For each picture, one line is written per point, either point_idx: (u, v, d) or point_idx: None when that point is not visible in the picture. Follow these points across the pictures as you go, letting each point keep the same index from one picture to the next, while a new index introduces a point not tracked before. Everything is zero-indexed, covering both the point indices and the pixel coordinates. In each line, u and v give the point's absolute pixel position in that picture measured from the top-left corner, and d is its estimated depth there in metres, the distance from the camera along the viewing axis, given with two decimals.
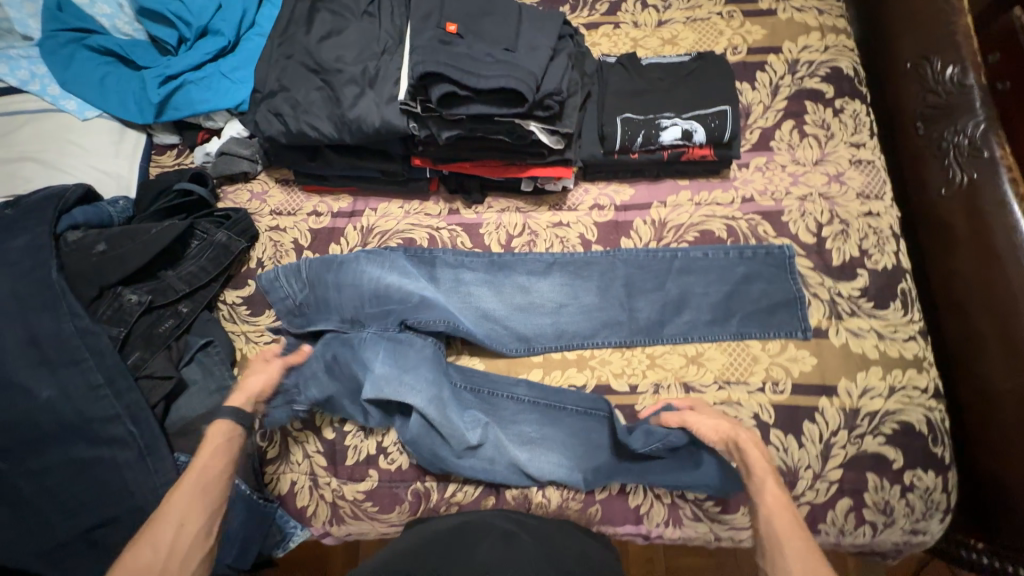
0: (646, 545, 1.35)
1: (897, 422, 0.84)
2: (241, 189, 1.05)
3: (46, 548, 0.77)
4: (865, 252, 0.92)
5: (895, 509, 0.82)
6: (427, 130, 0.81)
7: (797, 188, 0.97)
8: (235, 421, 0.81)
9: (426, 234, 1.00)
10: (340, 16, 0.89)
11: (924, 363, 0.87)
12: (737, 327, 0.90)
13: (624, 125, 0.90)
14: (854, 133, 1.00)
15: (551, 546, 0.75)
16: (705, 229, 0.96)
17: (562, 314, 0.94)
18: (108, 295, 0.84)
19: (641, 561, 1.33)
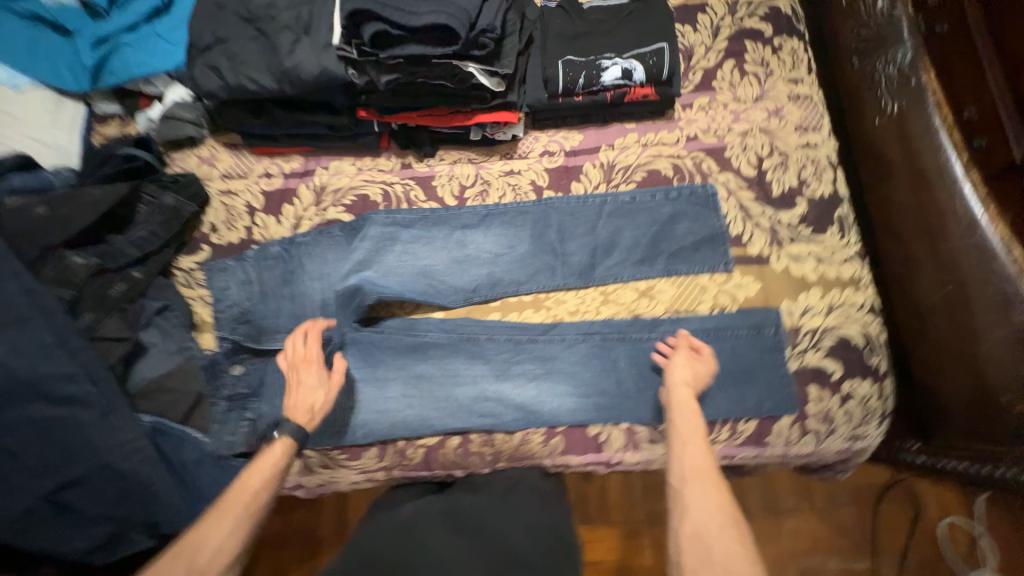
0: (624, 495, 1.39)
1: (836, 337, 0.89)
2: (189, 155, 1.04)
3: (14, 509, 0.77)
4: (804, 181, 0.96)
5: (835, 417, 0.87)
6: (366, 76, 0.82)
7: (739, 125, 0.99)
8: (292, 441, 0.78)
9: (380, 189, 1.01)
10: None
11: (859, 282, 0.92)
12: (665, 265, 0.93)
13: (567, 67, 0.91)
14: (792, 69, 1.03)
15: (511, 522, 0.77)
16: (653, 168, 0.99)
17: (497, 264, 0.95)
18: (53, 257, 0.82)
19: (619, 511, 1.38)
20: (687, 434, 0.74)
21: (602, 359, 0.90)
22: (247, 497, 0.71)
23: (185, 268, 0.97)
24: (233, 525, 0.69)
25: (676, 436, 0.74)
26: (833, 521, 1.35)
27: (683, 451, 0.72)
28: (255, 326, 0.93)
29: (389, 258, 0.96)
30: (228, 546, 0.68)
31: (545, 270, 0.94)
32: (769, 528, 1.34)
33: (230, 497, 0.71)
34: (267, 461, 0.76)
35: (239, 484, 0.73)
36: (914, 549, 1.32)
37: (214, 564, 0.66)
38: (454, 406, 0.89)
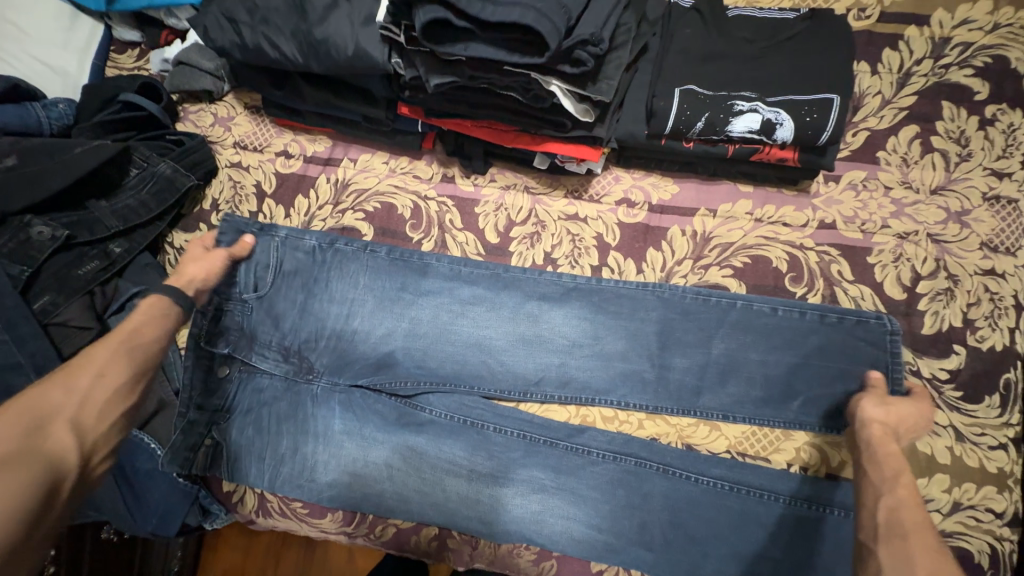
0: None
1: (951, 548, 0.66)
2: (204, 110, 0.88)
3: None
4: (970, 323, 0.69)
5: None
6: (413, 71, 0.60)
7: (898, 222, 0.72)
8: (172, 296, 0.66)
9: (410, 202, 0.82)
10: None
11: (1008, 481, 0.67)
12: (795, 415, 0.69)
13: (684, 101, 0.66)
14: (1001, 157, 0.72)
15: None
16: (761, 254, 0.74)
17: (574, 356, 0.74)
18: (13, 223, 0.69)
19: None
20: (894, 465, 0.58)
21: (631, 488, 0.71)
22: (126, 333, 0.60)
23: (177, 246, 0.83)
24: (121, 368, 0.57)
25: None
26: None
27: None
28: (247, 328, 0.76)
29: (432, 305, 0.76)
30: (116, 370, 0.56)
31: (593, 357, 0.73)
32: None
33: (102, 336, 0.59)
34: (138, 313, 0.63)
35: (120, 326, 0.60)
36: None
37: (103, 385, 0.55)
38: (440, 496, 0.72)
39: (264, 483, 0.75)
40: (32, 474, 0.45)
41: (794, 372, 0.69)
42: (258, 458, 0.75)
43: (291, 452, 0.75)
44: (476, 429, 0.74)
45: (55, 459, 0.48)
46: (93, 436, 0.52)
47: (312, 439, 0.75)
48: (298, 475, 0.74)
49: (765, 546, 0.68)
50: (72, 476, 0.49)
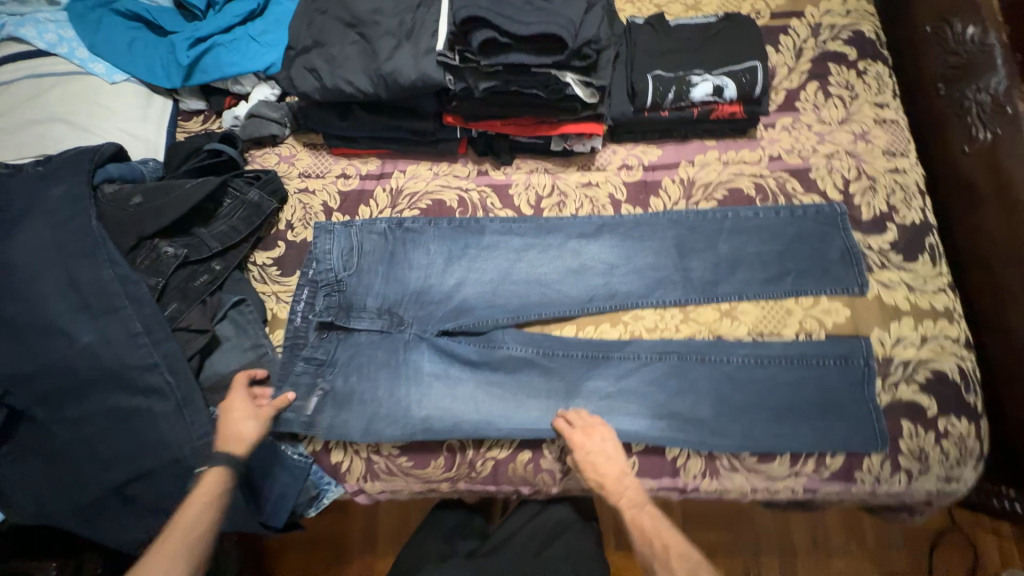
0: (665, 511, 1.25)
1: (931, 370, 0.85)
2: (269, 152, 1.05)
3: (80, 506, 0.78)
4: (894, 207, 0.93)
5: (930, 456, 0.82)
6: (464, 83, 0.83)
7: (824, 147, 0.98)
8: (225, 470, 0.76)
9: (456, 195, 1.01)
10: None
11: (954, 314, 0.88)
12: (792, 285, 0.90)
13: (656, 82, 0.91)
14: (878, 93, 1.01)
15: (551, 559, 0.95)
16: (734, 186, 0.97)
17: (615, 275, 0.93)
18: (146, 246, 0.84)
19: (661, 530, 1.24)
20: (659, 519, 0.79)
21: (681, 380, 0.87)
22: (185, 532, 0.71)
23: (260, 263, 0.97)
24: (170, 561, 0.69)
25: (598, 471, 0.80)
26: (886, 564, 1.23)
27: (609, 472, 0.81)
28: (343, 299, 0.93)
29: (494, 254, 0.96)
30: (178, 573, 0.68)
31: (629, 279, 0.93)
32: (819, 567, 1.22)
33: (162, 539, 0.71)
34: (201, 491, 0.74)
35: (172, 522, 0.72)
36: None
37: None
38: (523, 414, 0.87)
39: (361, 423, 0.86)
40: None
41: (779, 265, 0.91)
42: (360, 409, 0.87)
43: (389, 394, 0.89)
44: (546, 350, 0.91)
45: None
46: None
47: (407, 381, 0.90)
48: (394, 418, 0.87)
49: (794, 401, 0.85)
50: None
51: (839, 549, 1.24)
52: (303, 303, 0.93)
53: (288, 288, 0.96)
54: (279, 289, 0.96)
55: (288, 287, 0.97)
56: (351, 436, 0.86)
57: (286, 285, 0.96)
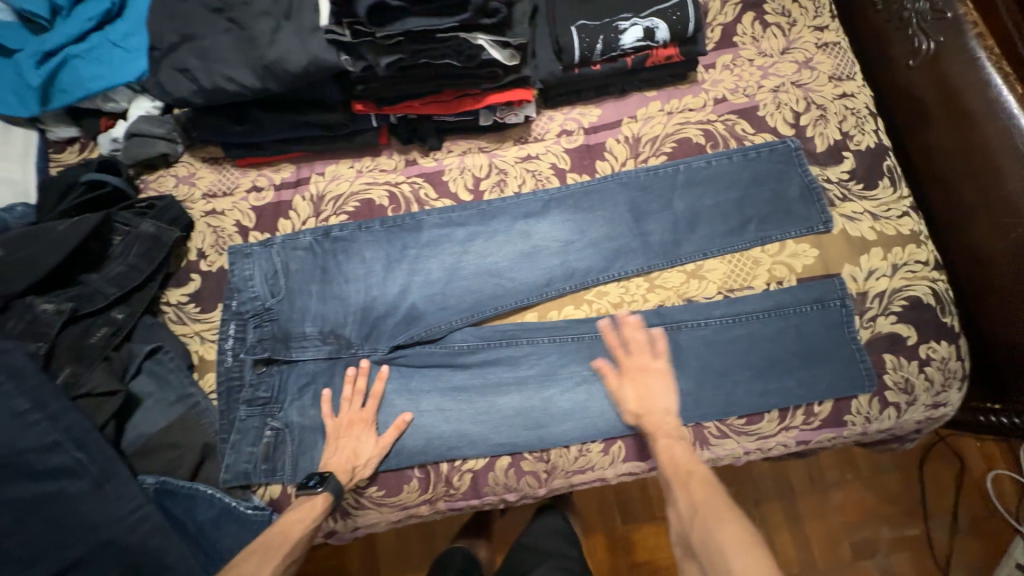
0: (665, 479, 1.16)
1: (906, 298, 0.82)
2: (164, 175, 0.92)
3: None
4: (847, 134, 0.89)
5: (915, 385, 0.80)
6: (363, 61, 0.71)
7: (769, 81, 0.91)
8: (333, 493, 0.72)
9: (385, 191, 0.90)
10: None
11: (921, 236, 0.84)
12: (756, 233, 0.84)
13: (581, 33, 0.82)
14: (816, 16, 0.95)
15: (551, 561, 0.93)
16: (682, 137, 0.90)
17: (571, 251, 0.86)
18: (19, 306, 0.72)
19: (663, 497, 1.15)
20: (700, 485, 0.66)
21: None
22: (286, 541, 0.68)
23: (175, 302, 0.85)
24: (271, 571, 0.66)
25: (648, 404, 0.76)
26: (882, 487, 1.23)
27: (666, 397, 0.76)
28: (277, 329, 0.82)
29: (440, 251, 0.87)
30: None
31: (586, 254, 0.86)
32: (818, 503, 1.22)
33: (275, 535, 0.69)
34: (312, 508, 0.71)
35: (278, 527, 0.69)
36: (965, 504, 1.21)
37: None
38: (497, 417, 0.80)
39: None
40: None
41: (738, 214, 0.85)
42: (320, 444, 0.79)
43: None
44: (511, 344, 0.83)
45: None
46: None
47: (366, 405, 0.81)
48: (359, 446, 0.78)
49: (774, 354, 0.80)
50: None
51: (835, 481, 1.23)
52: (234, 339, 0.82)
53: (212, 324, 0.85)
54: (202, 328, 0.84)
55: (212, 324, 0.85)
56: None
57: (209, 322, 0.84)
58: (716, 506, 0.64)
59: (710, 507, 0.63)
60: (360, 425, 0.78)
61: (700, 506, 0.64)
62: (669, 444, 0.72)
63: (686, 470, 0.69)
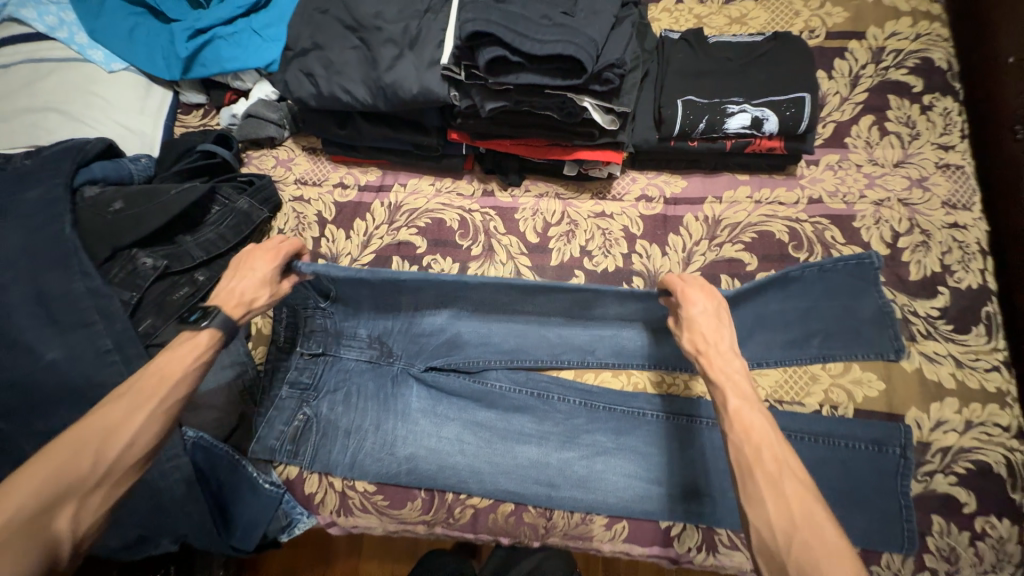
0: None
1: (972, 461, 0.75)
2: (266, 155, 1.00)
3: None
4: (948, 268, 0.82)
5: (961, 557, 0.73)
6: (469, 100, 0.75)
7: (873, 192, 0.86)
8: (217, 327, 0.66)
9: (457, 215, 0.94)
10: None
11: (1006, 398, 0.77)
12: (820, 348, 0.80)
13: (686, 108, 0.81)
14: (943, 133, 0.89)
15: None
16: (765, 230, 0.87)
17: (623, 318, 0.86)
18: (122, 257, 0.79)
19: None
20: (792, 492, 0.52)
21: (683, 446, 0.80)
22: (164, 388, 0.60)
23: None
24: (135, 442, 0.57)
25: (717, 361, 0.64)
26: None
27: (728, 368, 0.64)
28: (330, 325, 0.87)
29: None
30: (143, 442, 0.57)
31: (636, 327, 0.85)
32: None
33: (144, 380, 0.60)
34: (193, 347, 0.64)
35: (152, 369, 0.61)
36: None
37: (127, 459, 0.56)
38: (511, 463, 0.81)
39: (347, 456, 0.82)
40: (28, 554, 0.48)
41: (801, 327, 0.81)
42: (341, 443, 0.83)
43: (374, 426, 0.84)
44: (540, 395, 0.84)
45: (53, 547, 0.49)
46: (87, 526, 0.53)
47: (393, 416, 0.84)
48: (380, 454, 0.82)
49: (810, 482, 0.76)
50: (67, 555, 0.51)
51: None
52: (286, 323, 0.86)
53: None
54: None
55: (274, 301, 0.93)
56: (333, 469, 0.82)
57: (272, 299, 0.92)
58: (818, 521, 0.50)
59: (809, 516, 0.51)
60: (266, 255, 0.73)
61: (798, 514, 0.51)
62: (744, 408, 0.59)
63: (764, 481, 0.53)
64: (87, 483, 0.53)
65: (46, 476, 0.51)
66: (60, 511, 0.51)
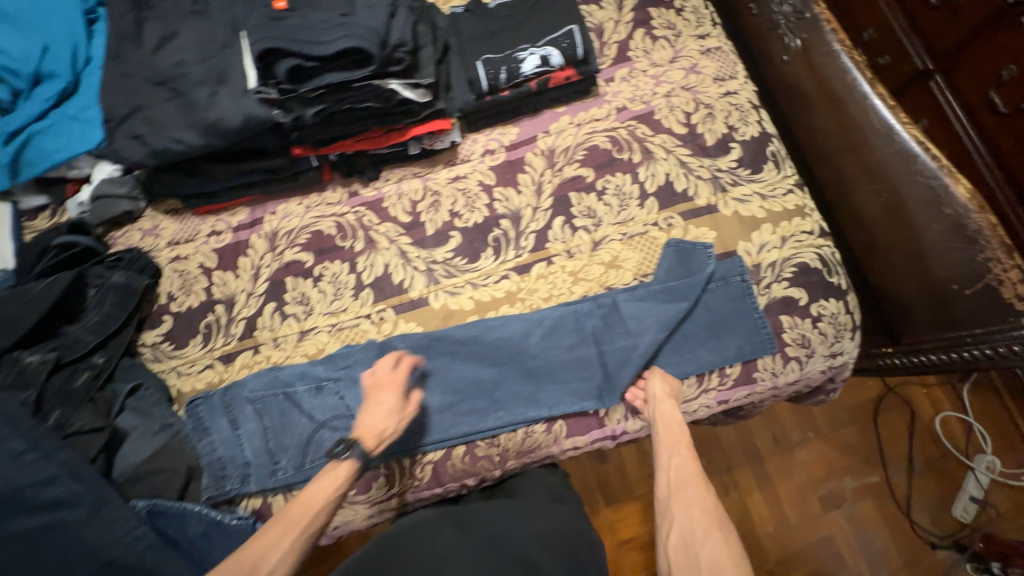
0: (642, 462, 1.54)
1: (795, 265, 0.93)
2: (130, 230, 1.02)
3: None
4: (733, 127, 1.01)
5: (811, 340, 0.91)
6: (292, 114, 0.83)
7: (662, 88, 1.04)
8: (356, 465, 0.76)
9: (333, 222, 1.01)
10: (166, 22, 0.86)
11: (805, 210, 0.96)
12: (643, 225, 0.97)
13: (486, 67, 0.94)
14: (698, 26, 1.08)
15: (531, 514, 0.82)
16: (591, 144, 1.02)
17: (502, 255, 0.97)
18: (7, 360, 0.83)
19: (642, 479, 1.51)
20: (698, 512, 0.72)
21: (584, 342, 0.91)
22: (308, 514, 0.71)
23: (150, 342, 0.95)
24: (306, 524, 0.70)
25: (664, 442, 0.82)
26: (841, 443, 1.62)
27: (670, 455, 0.80)
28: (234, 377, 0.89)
29: (386, 273, 0.98)
30: (283, 568, 0.66)
31: (517, 257, 0.97)
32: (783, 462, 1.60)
33: (299, 503, 0.72)
34: (314, 490, 0.74)
35: (297, 499, 0.72)
36: (918, 451, 1.60)
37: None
38: (447, 415, 0.89)
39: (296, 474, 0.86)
40: None
41: (636, 241, 0.96)
42: (285, 462, 0.86)
43: (310, 438, 0.87)
44: (453, 349, 0.91)
45: None
46: None
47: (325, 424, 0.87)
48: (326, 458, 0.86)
49: (687, 330, 0.91)
50: None
51: (797, 441, 1.62)
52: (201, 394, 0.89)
53: (186, 359, 0.95)
54: (177, 363, 0.95)
55: (185, 358, 0.95)
56: (293, 484, 0.86)
57: (182, 357, 0.94)
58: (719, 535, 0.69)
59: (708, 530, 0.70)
60: (390, 388, 0.82)
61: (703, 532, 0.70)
62: (683, 485, 0.76)
63: (681, 542, 0.70)
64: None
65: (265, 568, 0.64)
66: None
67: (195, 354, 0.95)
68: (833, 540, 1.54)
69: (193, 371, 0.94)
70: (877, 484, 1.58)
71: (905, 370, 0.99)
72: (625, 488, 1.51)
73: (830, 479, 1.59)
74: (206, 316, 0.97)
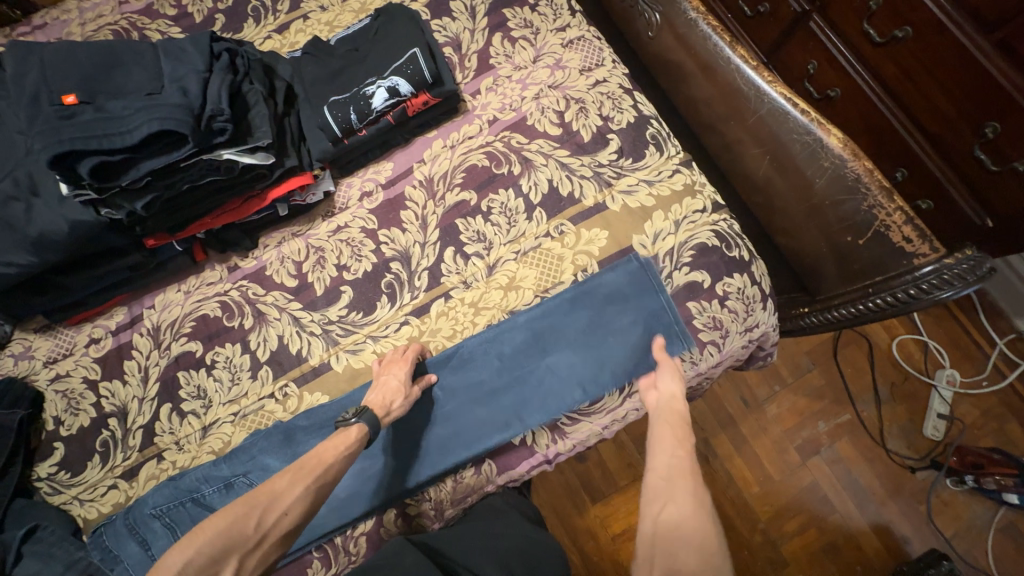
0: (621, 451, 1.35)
1: (693, 247, 0.91)
2: (2, 357, 0.95)
3: None
4: (608, 117, 0.97)
5: (722, 320, 0.89)
6: (123, 210, 0.79)
7: (529, 91, 1.00)
8: (369, 425, 0.76)
9: (216, 303, 0.95)
10: None
11: (695, 188, 0.94)
12: (536, 239, 0.93)
13: (334, 111, 0.89)
14: (556, 19, 1.04)
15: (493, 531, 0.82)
16: (469, 164, 0.97)
17: (398, 300, 0.92)
18: None
19: (623, 470, 1.33)
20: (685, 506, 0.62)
21: (494, 374, 0.88)
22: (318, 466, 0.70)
23: (45, 475, 0.89)
24: (313, 481, 0.69)
25: (667, 435, 0.72)
26: (808, 388, 1.44)
27: (674, 448, 0.70)
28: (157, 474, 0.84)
29: (281, 345, 0.92)
30: (296, 509, 0.66)
31: (415, 299, 0.92)
32: (757, 421, 1.41)
33: (304, 461, 0.71)
34: (347, 441, 0.74)
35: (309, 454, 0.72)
36: (882, 379, 1.43)
37: (280, 528, 0.64)
38: (368, 482, 0.85)
39: None
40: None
41: (531, 257, 0.92)
42: None
43: None
44: None
45: None
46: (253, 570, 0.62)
47: None
48: None
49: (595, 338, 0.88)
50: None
51: (766, 396, 1.43)
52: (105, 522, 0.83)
53: (87, 484, 0.88)
54: (78, 491, 0.88)
55: (86, 484, 0.89)
56: None
57: (81, 484, 0.88)
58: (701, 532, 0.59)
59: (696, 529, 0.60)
60: (397, 363, 0.84)
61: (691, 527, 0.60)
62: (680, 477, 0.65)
63: (669, 532, 0.60)
64: (250, 542, 0.62)
65: (216, 533, 0.60)
66: (226, 565, 0.59)
67: (96, 477, 0.88)
68: (817, 488, 1.36)
69: (97, 496, 0.87)
70: (851, 422, 1.40)
71: (822, 329, 0.94)
72: (607, 478, 1.33)
73: (804, 426, 1.41)
74: (100, 434, 0.90)
